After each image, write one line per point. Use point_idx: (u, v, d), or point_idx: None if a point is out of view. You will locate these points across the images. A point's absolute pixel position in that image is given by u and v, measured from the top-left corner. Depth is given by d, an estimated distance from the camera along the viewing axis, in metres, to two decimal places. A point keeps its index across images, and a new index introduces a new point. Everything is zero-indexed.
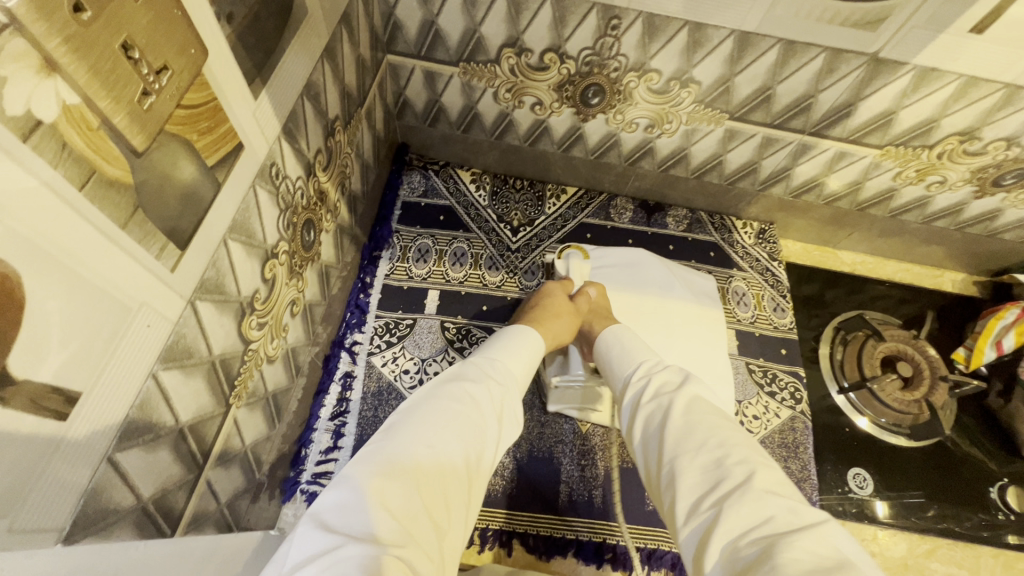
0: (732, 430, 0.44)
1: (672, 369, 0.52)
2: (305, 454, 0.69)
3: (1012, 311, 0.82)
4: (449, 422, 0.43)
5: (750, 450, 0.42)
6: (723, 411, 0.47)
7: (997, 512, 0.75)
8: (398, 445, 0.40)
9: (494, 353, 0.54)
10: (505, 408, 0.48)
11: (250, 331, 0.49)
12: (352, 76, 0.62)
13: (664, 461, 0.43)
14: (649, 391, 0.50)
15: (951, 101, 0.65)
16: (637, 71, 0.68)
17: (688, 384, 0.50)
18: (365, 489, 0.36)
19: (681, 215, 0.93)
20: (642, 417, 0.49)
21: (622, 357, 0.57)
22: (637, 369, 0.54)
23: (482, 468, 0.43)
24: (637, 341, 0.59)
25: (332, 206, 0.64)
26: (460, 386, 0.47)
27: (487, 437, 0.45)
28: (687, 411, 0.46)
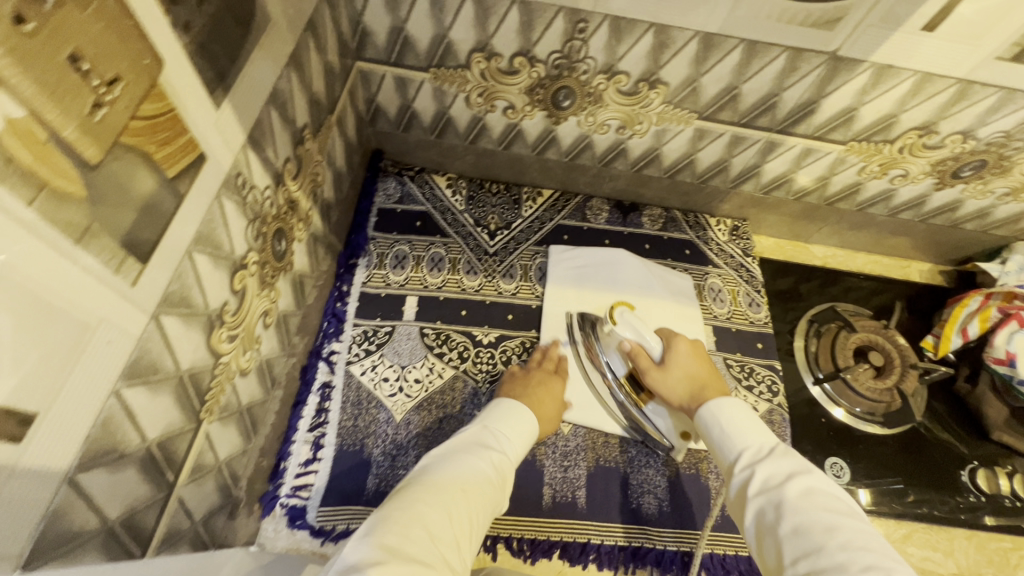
0: (857, 531, 0.44)
1: (782, 457, 0.52)
2: (284, 467, 0.68)
3: (976, 299, 0.85)
4: (463, 472, 0.55)
5: (879, 557, 0.41)
6: (841, 503, 0.47)
7: (968, 495, 0.77)
8: (427, 485, 0.51)
9: (497, 416, 0.66)
10: (506, 465, 0.60)
11: (221, 344, 0.48)
12: (321, 84, 0.62)
13: (792, 567, 0.43)
14: (755, 483, 0.51)
15: (908, 97, 0.67)
16: (606, 74, 0.69)
17: (800, 474, 0.49)
18: (405, 514, 0.47)
19: (656, 214, 0.94)
20: (754, 512, 0.49)
21: (727, 437, 0.57)
22: (744, 456, 0.54)
23: (486, 510, 0.54)
24: (746, 418, 0.58)
25: (304, 215, 0.63)
26: (472, 447, 0.59)
27: (492, 486, 0.56)
28: (800, 505, 0.46)
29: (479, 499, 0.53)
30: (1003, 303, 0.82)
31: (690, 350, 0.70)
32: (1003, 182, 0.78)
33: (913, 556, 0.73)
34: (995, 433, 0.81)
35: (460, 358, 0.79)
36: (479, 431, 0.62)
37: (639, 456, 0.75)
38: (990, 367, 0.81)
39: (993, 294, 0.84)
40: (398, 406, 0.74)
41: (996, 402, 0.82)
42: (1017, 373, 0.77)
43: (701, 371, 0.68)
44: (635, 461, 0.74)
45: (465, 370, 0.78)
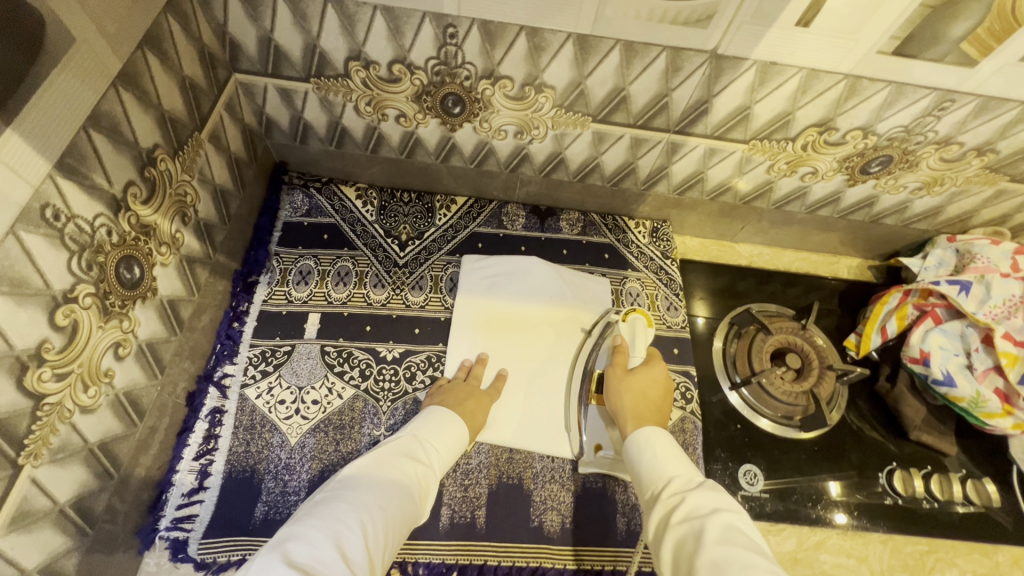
0: (768, 569, 0.45)
1: (705, 491, 0.53)
2: (166, 498, 0.66)
3: (896, 295, 0.83)
4: (385, 486, 0.56)
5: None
6: (756, 543, 0.48)
7: (885, 498, 0.76)
8: (347, 500, 0.53)
9: (424, 422, 0.66)
10: (429, 476, 0.62)
11: (43, 385, 0.46)
12: (178, 101, 0.59)
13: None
14: (679, 513, 0.52)
15: (799, 94, 0.64)
16: (488, 79, 0.67)
17: (724, 510, 0.50)
18: (323, 534, 0.48)
19: (574, 218, 0.92)
20: (674, 540, 0.51)
21: (654, 468, 0.59)
22: (673, 485, 0.56)
23: (406, 523, 0.56)
24: (676, 455, 0.60)
25: (168, 238, 0.61)
26: (397, 459, 0.60)
27: (414, 500, 0.57)
28: (718, 539, 0.47)
29: (399, 513, 0.55)
30: (919, 300, 0.80)
31: (662, 378, 0.71)
32: (913, 177, 0.76)
33: (826, 563, 0.72)
34: (914, 433, 0.79)
35: (362, 376, 0.76)
36: (405, 440, 0.63)
37: (544, 471, 0.73)
38: (908, 366, 0.80)
39: (911, 290, 0.81)
40: (294, 429, 0.72)
41: (915, 401, 0.80)
42: (931, 372, 0.75)
43: (655, 397, 0.69)
44: (540, 475, 0.73)
45: (366, 389, 0.76)
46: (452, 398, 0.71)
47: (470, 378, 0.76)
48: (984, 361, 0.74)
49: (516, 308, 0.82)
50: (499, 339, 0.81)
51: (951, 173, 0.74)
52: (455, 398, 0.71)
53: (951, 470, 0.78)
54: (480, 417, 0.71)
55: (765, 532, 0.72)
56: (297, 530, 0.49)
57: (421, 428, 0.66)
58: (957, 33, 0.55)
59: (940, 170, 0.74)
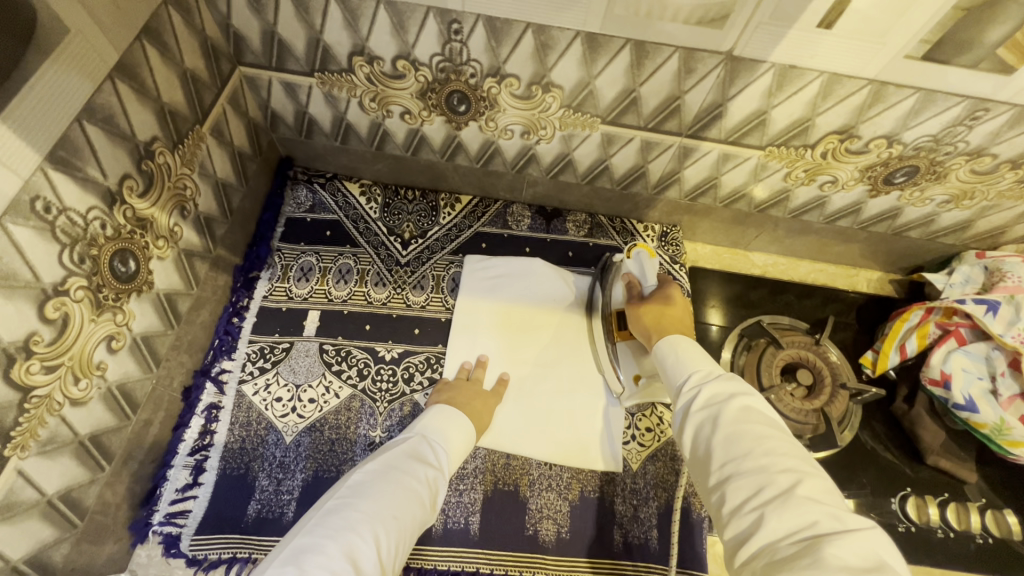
0: (786, 441, 0.44)
1: (725, 379, 0.51)
2: (159, 493, 0.66)
3: (917, 312, 0.79)
4: (399, 490, 0.53)
5: (798, 461, 0.42)
6: (773, 420, 0.47)
7: (897, 525, 0.72)
8: (361, 507, 0.49)
9: (434, 424, 0.63)
10: (441, 479, 0.59)
11: (31, 377, 0.45)
12: (178, 93, 0.58)
13: (718, 470, 0.44)
14: (699, 400, 0.50)
15: (819, 100, 0.61)
16: (494, 76, 0.65)
17: (742, 394, 0.48)
18: (337, 545, 0.45)
19: (582, 220, 0.90)
20: (692, 424, 0.49)
21: (676, 365, 0.56)
22: (692, 378, 0.53)
23: (417, 531, 0.53)
24: (695, 351, 0.57)
25: (166, 231, 0.60)
26: (410, 462, 0.57)
27: (427, 506, 0.54)
28: (735, 420, 0.46)
29: (412, 521, 0.52)
30: (941, 319, 0.75)
31: (677, 293, 0.67)
32: (941, 189, 0.72)
33: None
34: (931, 457, 0.75)
35: (360, 376, 0.76)
36: (416, 443, 0.60)
37: (541, 479, 0.71)
38: (927, 388, 0.76)
39: (933, 308, 0.77)
40: (289, 428, 0.71)
41: (933, 425, 0.76)
42: (951, 396, 0.72)
43: (676, 308, 0.65)
44: (536, 483, 0.71)
45: (364, 388, 0.75)
46: (457, 396, 0.70)
47: (471, 380, 0.74)
48: (1010, 387, 0.69)
49: (518, 311, 0.81)
50: (499, 342, 0.79)
51: (982, 186, 0.70)
52: (463, 399, 0.70)
53: (970, 499, 0.74)
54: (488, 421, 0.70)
55: None
56: (310, 540, 0.45)
57: (432, 430, 0.63)
58: (994, 39, 0.51)
59: (970, 183, 0.70)
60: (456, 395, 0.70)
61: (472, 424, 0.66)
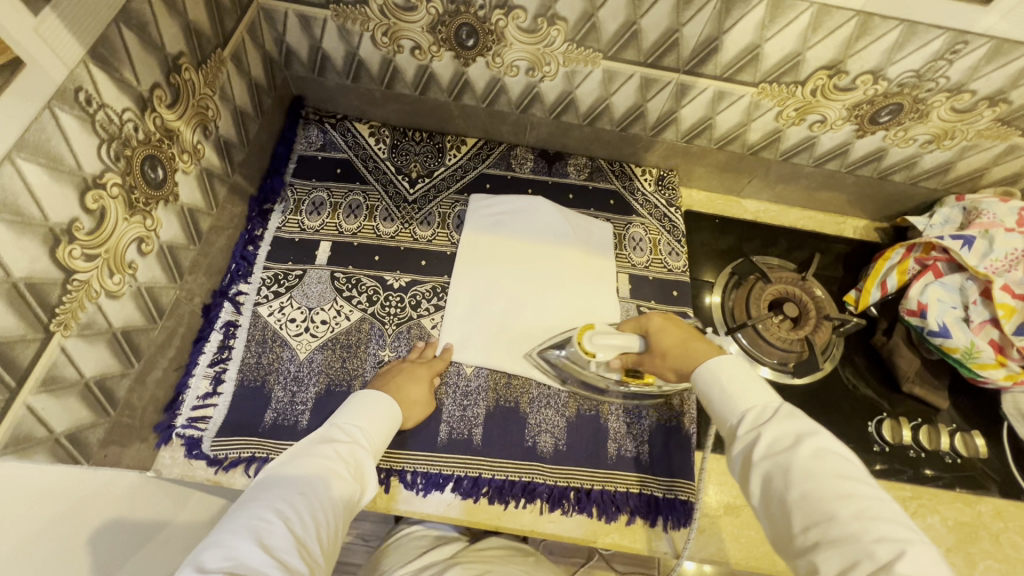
0: (874, 498, 0.43)
1: (781, 422, 0.50)
2: (182, 399, 0.70)
3: (898, 251, 0.83)
4: (309, 471, 0.54)
5: (894, 525, 0.41)
6: (852, 465, 0.46)
7: (872, 445, 0.78)
8: (264, 496, 0.50)
9: (345, 409, 0.64)
10: (364, 455, 0.59)
11: (73, 261, 0.49)
12: (202, 14, 0.61)
13: (803, 535, 0.44)
14: (761, 448, 0.49)
15: (809, 32, 0.65)
16: (502, 9, 0.68)
17: (808, 436, 0.48)
18: (242, 534, 0.46)
19: (582, 163, 0.94)
20: (760, 475, 0.48)
21: (724, 399, 0.55)
22: (748, 418, 0.52)
23: (343, 504, 0.54)
24: (743, 379, 0.56)
25: (190, 147, 0.64)
26: (319, 445, 0.57)
27: (345, 481, 0.55)
28: (808, 472, 0.45)
29: (333, 495, 0.53)
30: (921, 255, 0.80)
31: (665, 322, 0.69)
32: (923, 128, 0.76)
33: None
34: (906, 385, 0.80)
35: (369, 301, 0.80)
36: (328, 427, 0.61)
37: (540, 397, 0.76)
38: (905, 320, 0.80)
39: (914, 246, 0.82)
40: (302, 345, 0.75)
41: (908, 353, 0.81)
42: (927, 323, 0.76)
43: (678, 337, 0.67)
44: (535, 401, 0.75)
45: (373, 313, 0.79)
46: (398, 382, 0.70)
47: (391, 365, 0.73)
48: (981, 314, 0.74)
49: (521, 245, 0.84)
50: (503, 274, 0.83)
51: (962, 125, 0.74)
52: (380, 379, 0.70)
53: (941, 423, 0.79)
54: (416, 394, 0.70)
55: None
56: (214, 536, 0.46)
57: (345, 413, 0.63)
58: None
59: (951, 122, 0.74)
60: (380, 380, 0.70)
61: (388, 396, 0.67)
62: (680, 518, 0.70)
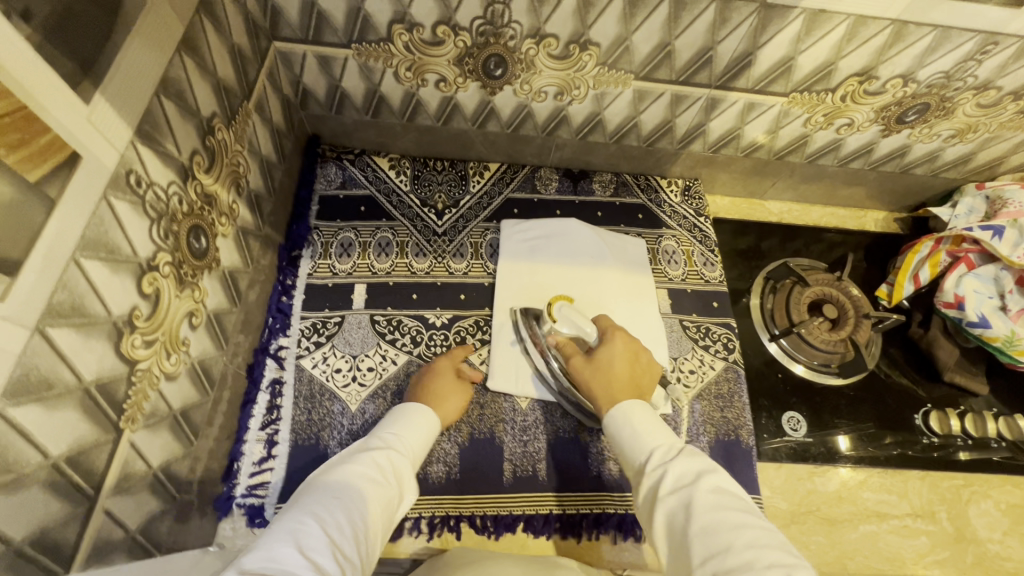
0: (759, 528, 0.45)
1: (687, 458, 0.52)
2: (237, 467, 0.67)
3: (927, 244, 0.85)
4: (345, 476, 0.52)
5: (779, 553, 0.43)
6: (744, 503, 0.48)
7: (922, 438, 0.80)
8: (300, 503, 0.48)
9: (386, 424, 0.62)
10: (400, 462, 0.58)
11: (135, 351, 0.46)
12: (229, 69, 0.59)
13: (701, 567, 0.43)
14: (669, 483, 0.50)
15: (843, 43, 0.65)
16: (534, 38, 0.66)
17: (709, 473, 0.50)
18: (280, 538, 0.43)
19: (607, 179, 0.93)
20: (665, 514, 0.49)
21: (632, 442, 0.57)
22: (655, 456, 0.54)
23: (378, 510, 0.51)
24: (652, 421, 0.58)
25: (226, 208, 0.61)
26: (357, 456, 0.56)
27: (379, 485, 0.53)
28: (709, 506, 0.47)
29: (368, 501, 0.50)
30: (951, 247, 0.82)
31: (621, 349, 0.68)
32: (948, 124, 0.77)
33: (869, 500, 0.75)
34: (947, 374, 0.82)
35: (413, 343, 0.78)
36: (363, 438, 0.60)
37: (598, 424, 0.75)
38: (942, 312, 0.82)
39: (942, 239, 0.84)
40: (352, 396, 0.73)
41: (947, 344, 0.83)
42: (966, 315, 0.78)
43: (619, 369, 0.65)
44: (594, 428, 0.75)
45: (419, 354, 0.77)
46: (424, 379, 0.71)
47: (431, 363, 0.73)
48: (1018, 302, 0.75)
49: (558, 269, 0.83)
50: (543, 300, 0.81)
51: (985, 119, 0.76)
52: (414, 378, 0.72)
53: (981, 409, 0.82)
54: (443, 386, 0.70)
55: (811, 474, 0.76)
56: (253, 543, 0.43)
57: (382, 428, 0.62)
58: None
59: (975, 117, 0.75)
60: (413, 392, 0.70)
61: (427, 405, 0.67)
62: None
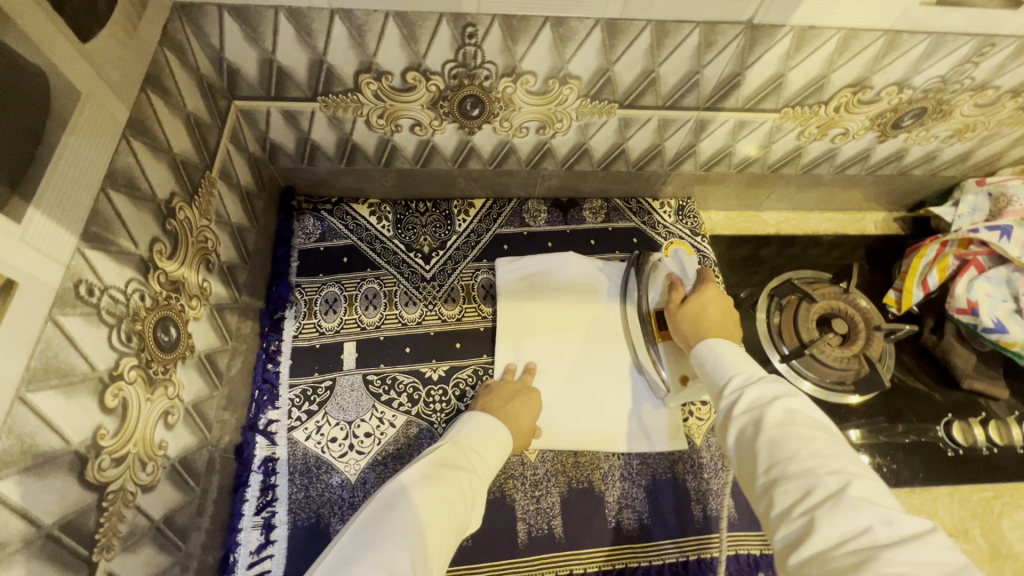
0: (834, 443, 0.44)
1: (764, 383, 0.51)
2: (235, 558, 0.63)
3: (933, 247, 0.82)
4: (433, 496, 0.54)
5: (847, 463, 0.42)
6: (821, 423, 0.47)
7: (947, 450, 0.76)
8: (392, 525, 0.50)
9: (468, 431, 0.64)
10: (480, 480, 0.59)
11: (103, 474, 0.42)
12: (186, 140, 0.54)
13: (764, 474, 0.44)
14: (742, 403, 0.50)
15: (835, 56, 0.61)
16: (510, 76, 0.62)
17: (786, 397, 0.49)
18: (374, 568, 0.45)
19: (597, 206, 0.89)
20: (734, 430, 0.49)
21: (716, 365, 0.56)
22: (734, 379, 0.53)
23: (455, 534, 0.54)
24: (738, 355, 0.56)
25: (197, 289, 0.57)
26: (439, 471, 0.57)
27: (461, 508, 0.55)
28: (780, 423, 0.46)
29: (448, 526, 0.53)
30: (959, 251, 0.79)
31: (714, 298, 0.65)
32: (946, 126, 0.74)
33: None
34: (966, 381, 0.79)
35: (411, 401, 0.73)
36: (452, 446, 0.61)
37: (612, 471, 0.71)
38: (955, 318, 0.79)
39: (948, 241, 0.80)
40: (351, 466, 0.69)
41: (963, 350, 0.80)
42: (980, 321, 0.75)
43: (712, 316, 0.63)
44: (609, 475, 0.71)
45: (418, 413, 0.73)
46: (494, 399, 0.69)
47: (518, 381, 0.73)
48: None
49: (560, 306, 0.80)
50: (567, 359, 0.77)
51: (983, 118, 0.73)
52: (491, 401, 0.69)
53: (1004, 414, 0.79)
54: (524, 422, 0.68)
55: None
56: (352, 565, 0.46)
57: (463, 435, 0.63)
58: None
59: (974, 116, 0.72)
60: (497, 395, 0.70)
61: (506, 429, 0.65)
62: None
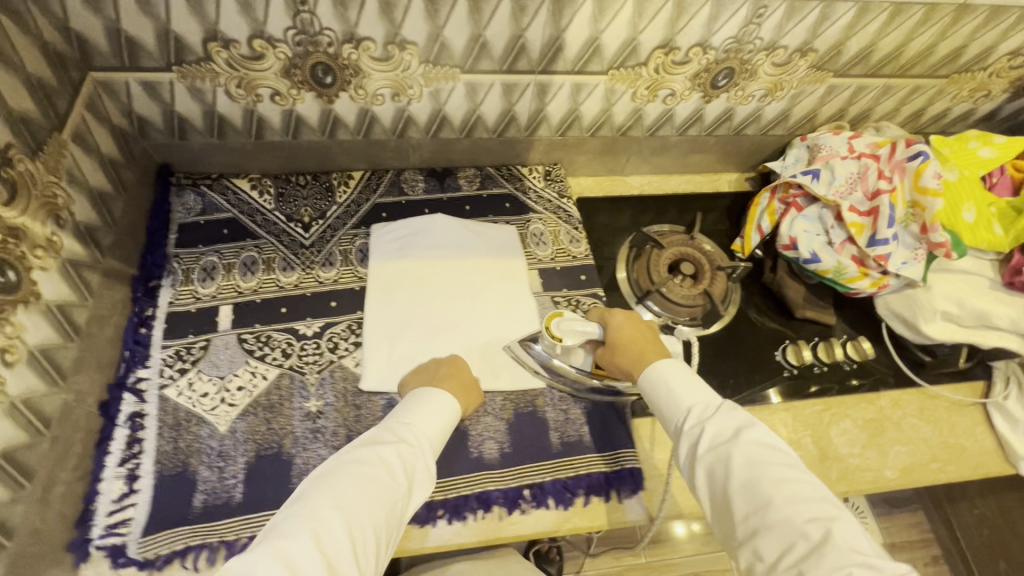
0: (804, 481, 0.51)
1: (722, 420, 0.57)
2: (94, 509, 0.64)
3: (764, 195, 0.91)
4: (363, 475, 0.55)
5: (817, 505, 0.48)
6: (778, 453, 0.54)
7: (784, 371, 0.85)
8: (321, 501, 0.52)
9: (405, 410, 0.65)
10: (418, 454, 0.61)
11: None
12: (27, 100, 0.58)
13: (745, 521, 0.50)
14: (704, 442, 0.56)
15: (636, 19, 0.71)
16: (350, 42, 0.69)
17: (744, 429, 0.55)
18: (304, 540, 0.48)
19: (472, 174, 0.96)
20: (704, 470, 0.55)
21: (670, 402, 0.62)
22: (690, 418, 0.58)
23: (393, 507, 0.56)
24: (690, 382, 0.63)
25: (45, 241, 0.61)
26: (368, 448, 0.58)
27: (396, 481, 0.57)
28: (746, 467, 0.52)
29: (382, 501, 0.54)
30: (783, 194, 0.88)
31: (624, 326, 0.74)
32: (756, 84, 0.85)
33: None
34: (799, 312, 0.90)
35: (285, 355, 0.77)
36: (386, 425, 0.62)
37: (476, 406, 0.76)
38: (784, 255, 0.89)
39: (776, 187, 0.90)
40: (222, 418, 0.71)
41: (795, 283, 0.90)
42: (801, 254, 0.85)
43: (638, 338, 0.72)
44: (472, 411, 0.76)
45: (291, 366, 0.76)
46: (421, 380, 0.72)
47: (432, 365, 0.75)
48: (840, 235, 0.84)
49: (430, 264, 0.85)
50: (436, 314, 0.82)
51: (786, 76, 0.84)
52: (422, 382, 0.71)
53: (832, 337, 0.90)
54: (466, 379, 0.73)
55: None
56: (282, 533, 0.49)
57: (400, 415, 0.64)
58: None
59: (777, 75, 0.83)
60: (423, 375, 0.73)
61: (447, 396, 0.68)
62: (633, 485, 0.72)
